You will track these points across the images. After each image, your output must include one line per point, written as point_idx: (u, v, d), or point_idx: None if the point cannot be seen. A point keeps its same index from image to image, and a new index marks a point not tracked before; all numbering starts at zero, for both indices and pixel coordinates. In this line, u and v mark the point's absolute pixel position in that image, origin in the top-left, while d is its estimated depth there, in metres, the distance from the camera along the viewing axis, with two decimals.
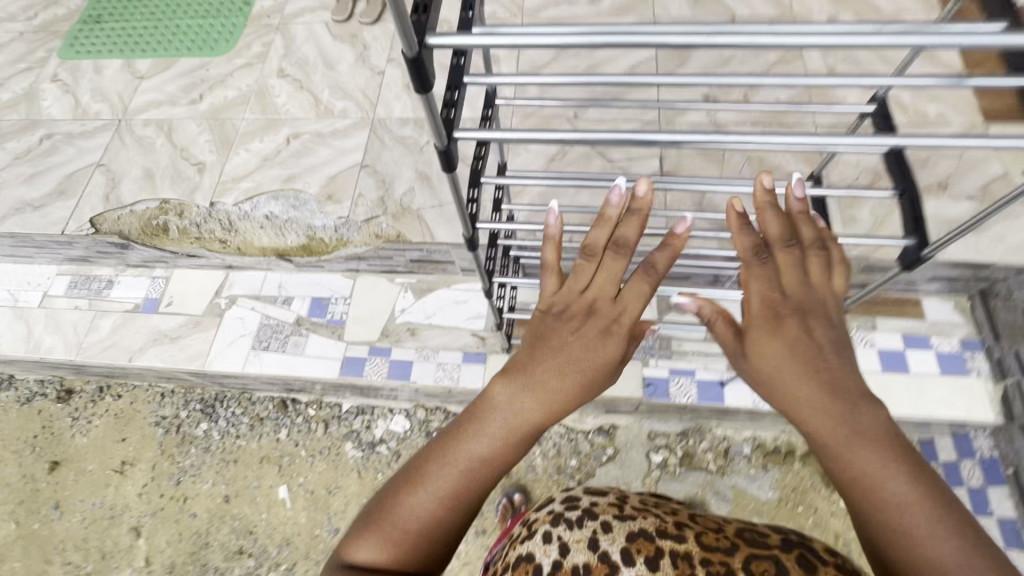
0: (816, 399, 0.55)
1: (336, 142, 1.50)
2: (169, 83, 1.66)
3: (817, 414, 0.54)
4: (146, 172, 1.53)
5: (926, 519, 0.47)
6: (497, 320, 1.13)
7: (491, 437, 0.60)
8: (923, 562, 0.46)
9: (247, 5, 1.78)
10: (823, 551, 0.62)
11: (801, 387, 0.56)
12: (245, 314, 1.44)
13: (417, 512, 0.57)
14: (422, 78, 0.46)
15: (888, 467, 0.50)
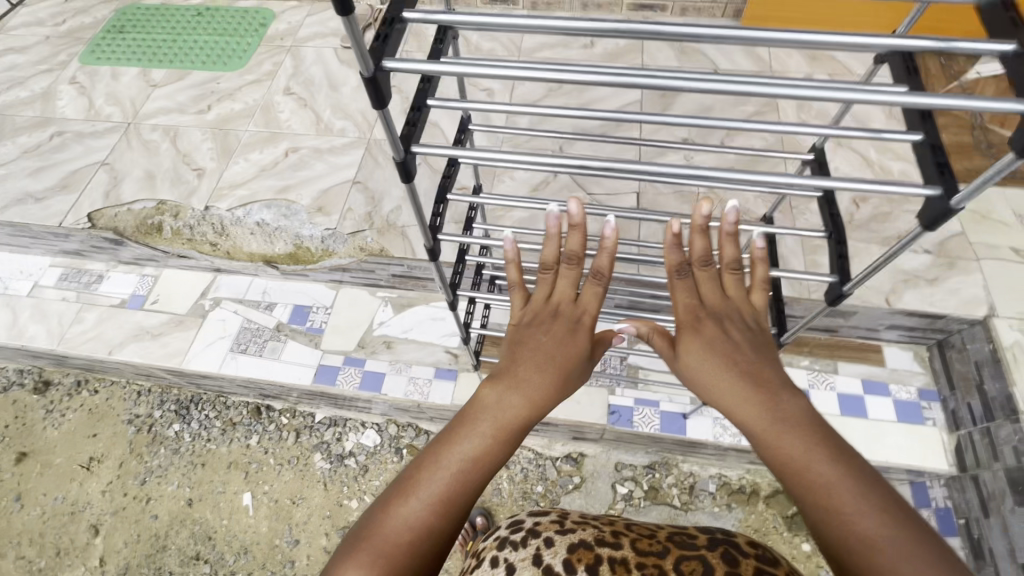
0: (743, 393, 0.60)
1: (333, 158, 1.57)
2: (181, 93, 1.75)
3: (747, 407, 0.58)
4: (148, 174, 1.60)
5: (851, 496, 0.49)
6: (466, 336, 1.16)
7: (481, 435, 0.60)
8: (853, 538, 0.47)
9: (263, 26, 1.89)
10: (747, 543, 0.62)
11: (728, 382, 0.61)
12: (228, 317, 1.47)
13: (405, 518, 0.54)
14: (378, 94, 0.52)
15: (813, 450, 0.53)
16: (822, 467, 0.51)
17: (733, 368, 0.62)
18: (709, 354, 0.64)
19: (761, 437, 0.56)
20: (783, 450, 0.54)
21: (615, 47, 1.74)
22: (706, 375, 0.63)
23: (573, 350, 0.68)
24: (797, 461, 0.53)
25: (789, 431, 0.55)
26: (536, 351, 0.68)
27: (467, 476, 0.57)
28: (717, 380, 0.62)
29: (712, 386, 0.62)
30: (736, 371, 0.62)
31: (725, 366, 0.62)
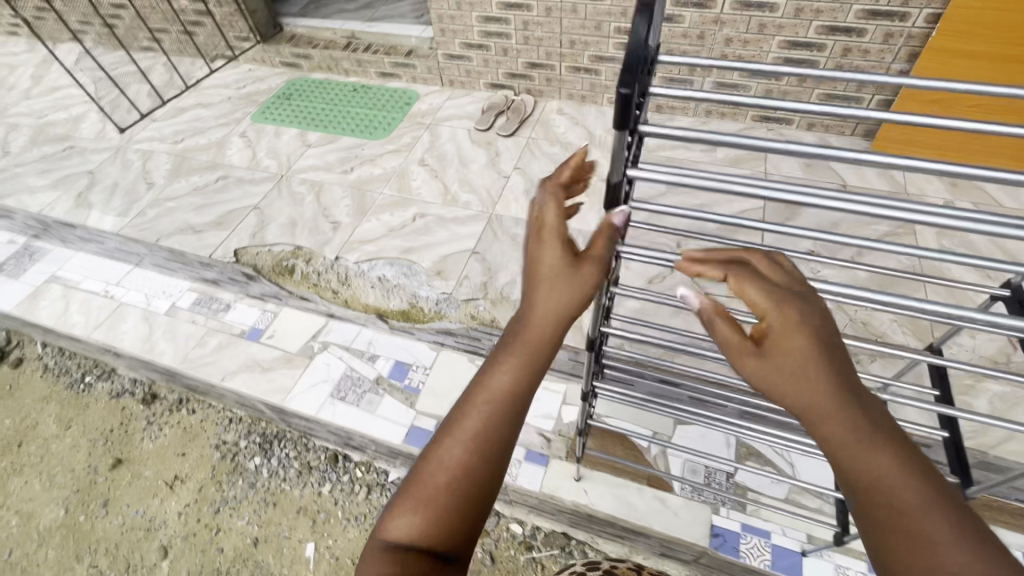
0: (820, 398, 0.46)
1: (456, 228, 1.66)
2: (330, 154, 1.96)
3: (823, 416, 0.46)
4: (290, 220, 1.76)
5: (937, 540, 0.42)
6: (580, 424, 1.18)
7: (516, 371, 0.54)
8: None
9: (408, 105, 2.11)
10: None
11: (809, 381, 0.47)
12: (333, 362, 1.53)
13: (447, 460, 0.52)
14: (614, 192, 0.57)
15: (897, 476, 0.44)
16: (903, 502, 0.44)
17: (820, 362, 0.47)
18: (790, 351, 0.47)
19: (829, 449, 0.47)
20: (857, 473, 0.45)
21: (737, 153, 1.77)
22: (779, 376, 0.48)
23: (563, 280, 0.53)
24: (873, 490, 0.45)
25: (869, 454, 0.45)
26: (546, 280, 0.54)
27: (501, 408, 0.53)
28: (795, 380, 0.47)
29: (777, 387, 0.48)
30: (821, 369, 0.47)
31: (806, 364, 0.47)
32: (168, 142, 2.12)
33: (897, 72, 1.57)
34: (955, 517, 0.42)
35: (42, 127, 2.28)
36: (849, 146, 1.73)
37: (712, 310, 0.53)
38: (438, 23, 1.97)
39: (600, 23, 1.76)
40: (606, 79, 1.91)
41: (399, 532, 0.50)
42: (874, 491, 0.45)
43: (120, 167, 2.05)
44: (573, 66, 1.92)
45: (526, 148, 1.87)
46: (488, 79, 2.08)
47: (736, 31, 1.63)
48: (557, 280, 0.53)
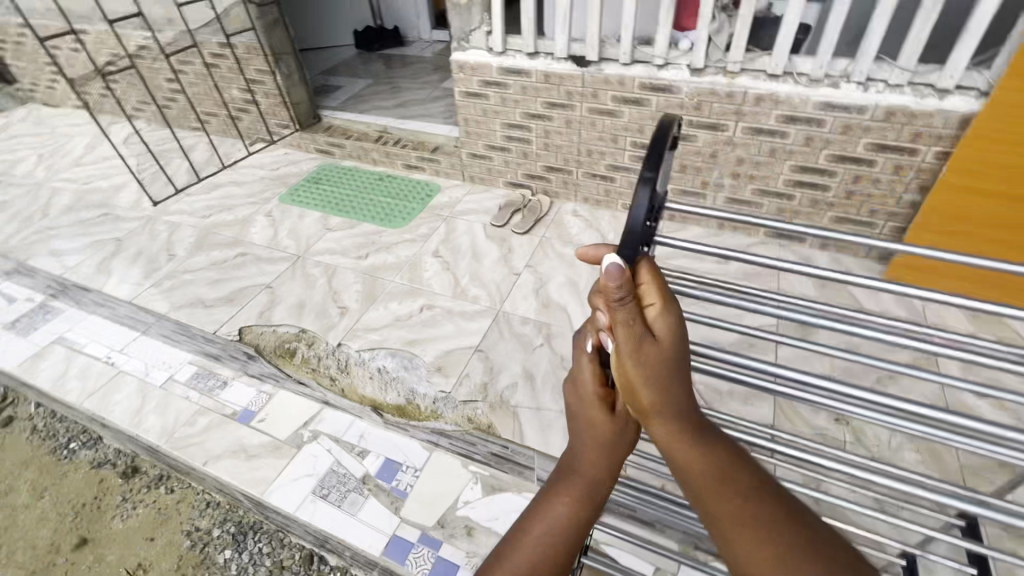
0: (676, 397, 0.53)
1: (462, 322, 1.65)
2: (349, 239, 2.01)
3: (671, 413, 0.52)
4: (300, 302, 1.78)
5: (767, 520, 0.47)
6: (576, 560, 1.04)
7: (567, 503, 0.57)
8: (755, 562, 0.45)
9: (429, 198, 2.20)
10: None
11: (670, 381, 0.53)
12: (320, 454, 1.45)
13: None
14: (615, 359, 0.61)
15: (725, 465, 0.51)
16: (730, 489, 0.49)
17: (676, 365, 0.54)
18: (672, 350, 0.53)
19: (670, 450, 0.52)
20: (695, 470, 0.51)
21: (749, 267, 1.76)
22: (656, 364, 0.52)
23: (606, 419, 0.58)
24: (711, 484, 0.50)
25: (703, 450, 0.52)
26: (592, 427, 0.58)
27: (557, 538, 0.55)
28: (661, 375, 0.52)
29: (651, 381, 0.51)
30: (676, 372, 0.53)
31: (672, 360, 0.53)
32: (197, 216, 2.21)
33: (909, 202, 1.59)
34: (776, 495, 0.49)
35: (83, 194, 2.41)
36: (863, 268, 1.72)
37: (625, 278, 0.50)
38: (464, 125, 2.10)
39: (617, 136, 1.85)
40: (620, 187, 1.98)
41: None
42: (713, 482, 0.50)
43: (147, 237, 2.13)
44: (589, 173, 2.00)
45: (539, 247, 1.90)
46: (507, 178, 2.17)
47: (748, 153, 1.69)
48: (604, 425, 0.57)
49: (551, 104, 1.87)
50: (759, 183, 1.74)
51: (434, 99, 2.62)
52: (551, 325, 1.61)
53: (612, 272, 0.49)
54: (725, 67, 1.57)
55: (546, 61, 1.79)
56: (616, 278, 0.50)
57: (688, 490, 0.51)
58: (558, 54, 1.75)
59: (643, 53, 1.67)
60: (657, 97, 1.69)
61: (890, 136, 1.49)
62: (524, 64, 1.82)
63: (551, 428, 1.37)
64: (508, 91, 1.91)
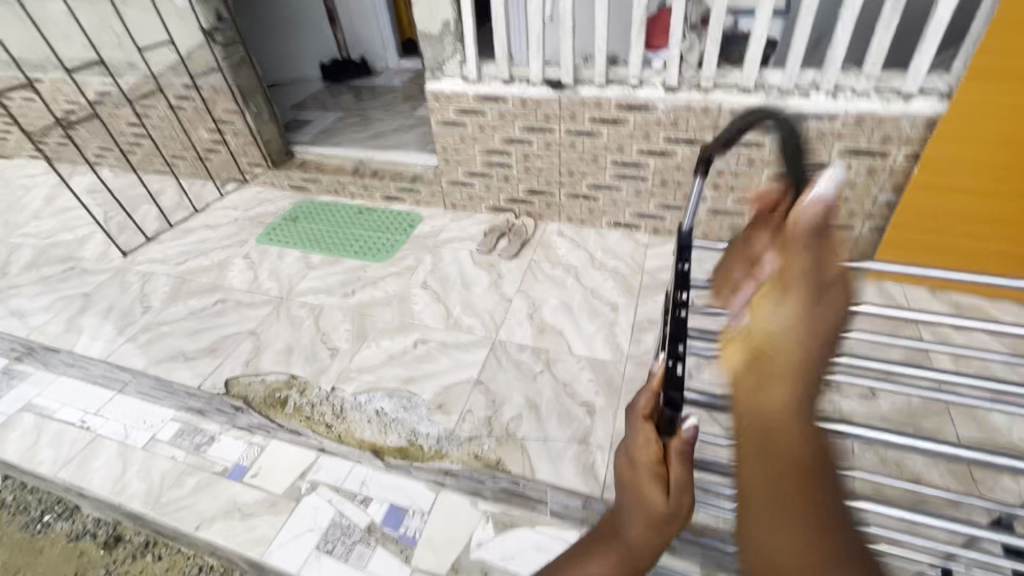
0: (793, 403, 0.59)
1: (458, 354, 1.61)
2: (333, 276, 1.96)
3: (791, 382, 0.61)
4: (287, 347, 1.71)
5: (831, 532, 0.48)
6: None
7: (606, 560, 0.61)
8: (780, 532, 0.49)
9: (411, 228, 2.17)
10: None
11: (791, 387, 0.60)
12: (321, 506, 1.36)
13: None
14: (670, 431, 0.67)
15: (800, 460, 0.54)
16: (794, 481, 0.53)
17: (814, 332, 0.65)
18: (798, 326, 0.65)
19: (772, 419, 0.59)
20: (778, 442, 0.56)
21: None
22: (796, 327, 0.64)
23: (659, 494, 0.62)
24: (781, 471, 0.54)
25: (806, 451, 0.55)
26: (639, 496, 0.63)
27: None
28: (797, 335, 0.65)
29: (791, 335, 0.64)
30: (815, 335, 0.65)
31: (807, 330, 0.65)
32: (171, 264, 2.13)
33: (885, 203, 1.64)
34: (828, 509, 0.50)
35: (45, 248, 2.30)
36: None
37: (820, 212, 0.68)
38: (443, 154, 2.09)
39: (597, 156, 1.86)
40: (604, 205, 1.99)
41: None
42: (774, 479, 0.53)
43: (118, 290, 2.03)
44: (572, 193, 2.01)
45: (529, 271, 1.89)
46: (490, 203, 2.17)
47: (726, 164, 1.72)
48: (651, 497, 0.62)
49: (529, 128, 1.88)
50: (740, 193, 1.78)
51: (408, 128, 2.62)
52: (549, 351, 1.59)
53: (808, 209, 0.68)
54: (699, 83, 1.61)
55: (521, 87, 1.80)
56: (824, 202, 0.66)
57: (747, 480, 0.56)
58: (533, 79, 1.76)
59: (617, 74, 1.69)
60: (634, 115, 1.72)
61: (862, 141, 1.53)
62: (500, 90, 1.83)
63: (561, 459, 1.33)
64: (485, 117, 1.91)
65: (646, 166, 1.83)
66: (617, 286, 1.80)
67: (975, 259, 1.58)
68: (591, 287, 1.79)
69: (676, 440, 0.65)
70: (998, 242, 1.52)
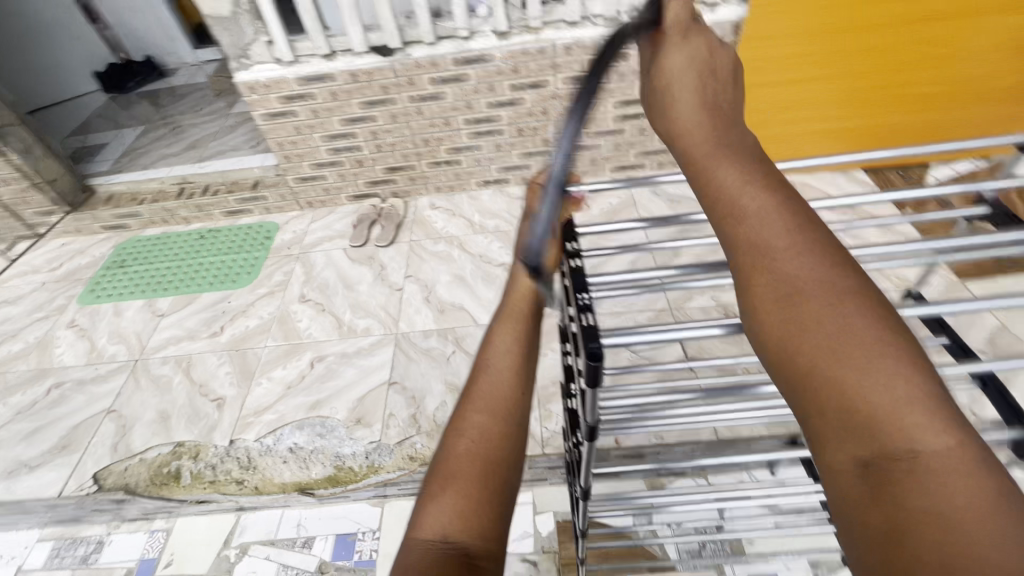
0: (750, 212, 0.41)
1: (362, 361, 1.50)
2: (193, 317, 1.71)
3: (742, 239, 0.41)
4: (161, 414, 1.46)
5: (824, 302, 0.35)
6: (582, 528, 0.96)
7: (509, 333, 0.58)
8: (798, 369, 0.34)
9: (269, 239, 1.95)
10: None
11: (751, 214, 0.41)
12: (258, 566, 1.23)
13: (468, 426, 0.51)
14: (595, 376, 0.48)
15: (796, 273, 0.37)
16: (788, 264, 0.38)
17: (724, 199, 0.44)
18: (719, 190, 0.44)
19: (727, 218, 0.42)
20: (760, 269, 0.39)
21: (611, 205, 1.85)
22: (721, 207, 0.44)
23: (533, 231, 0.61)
24: (777, 291, 0.37)
25: (797, 254, 0.38)
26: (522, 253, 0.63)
27: (516, 390, 0.54)
28: (720, 207, 0.44)
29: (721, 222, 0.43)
30: (739, 199, 0.42)
31: (718, 204, 0.44)
32: None
33: None
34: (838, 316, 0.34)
35: None
36: None
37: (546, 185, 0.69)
38: (280, 151, 1.86)
39: (448, 119, 1.78)
40: (468, 166, 1.94)
41: (430, 531, 0.44)
42: (780, 308, 0.36)
43: None
44: (433, 161, 1.92)
45: (411, 253, 1.80)
46: (349, 192, 2.00)
47: (573, 102, 1.75)
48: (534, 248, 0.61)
49: (369, 103, 1.74)
50: (593, 126, 1.83)
51: (232, 129, 2.30)
52: (454, 329, 1.55)
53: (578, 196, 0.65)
54: (528, 25, 1.58)
55: (346, 59, 1.64)
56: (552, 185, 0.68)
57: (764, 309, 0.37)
58: (357, 49, 1.61)
59: (445, 28, 1.60)
60: (473, 69, 1.66)
61: None
62: (324, 67, 1.65)
63: None
64: (317, 101, 1.72)
65: (499, 119, 1.79)
66: (503, 245, 1.78)
67: (804, 136, 1.78)
68: (479, 253, 1.76)
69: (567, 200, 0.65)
70: (818, 117, 1.73)
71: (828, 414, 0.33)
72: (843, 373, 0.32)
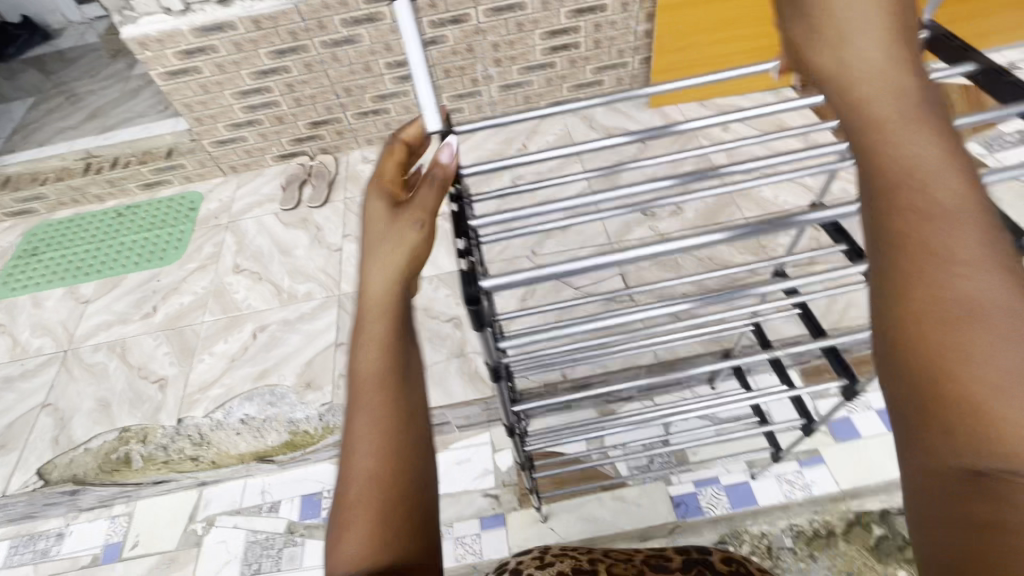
0: (909, 165, 0.36)
1: (307, 326, 1.47)
2: (121, 299, 1.62)
3: (895, 192, 0.36)
4: (100, 402, 1.41)
5: (984, 293, 0.32)
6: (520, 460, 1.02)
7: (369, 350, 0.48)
8: (939, 355, 0.32)
9: (194, 210, 1.84)
10: (720, 560, 0.63)
11: (917, 165, 0.36)
12: (228, 535, 1.26)
13: (357, 467, 0.44)
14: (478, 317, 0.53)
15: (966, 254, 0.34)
16: (962, 288, 0.33)
17: (881, 134, 0.38)
18: (875, 120, 0.38)
19: (883, 160, 0.37)
20: (917, 236, 0.35)
21: (547, 143, 1.81)
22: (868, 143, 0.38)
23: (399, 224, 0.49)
24: (934, 268, 0.34)
25: (969, 231, 0.34)
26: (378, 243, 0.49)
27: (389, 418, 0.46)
28: (870, 140, 0.38)
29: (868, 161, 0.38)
30: (900, 143, 0.37)
31: (869, 138, 0.38)
32: None
33: (644, 33, 1.73)
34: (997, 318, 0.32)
35: None
36: (632, 106, 1.88)
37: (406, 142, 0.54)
38: (189, 113, 1.72)
39: (368, 64, 1.68)
40: (397, 114, 1.85)
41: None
42: (934, 288, 0.33)
43: None
44: (359, 112, 1.82)
45: (347, 211, 1.74)
46: (274, 152, 1.89)
47: (499, 35, 1.67)
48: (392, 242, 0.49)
49: (278, 52, 1.61)
50: (522, 61, 1.76)
51: (135, 93, 2.10)
52: None
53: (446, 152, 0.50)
54: None
55: (244, 4, 1.50)
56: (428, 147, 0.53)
57: (910, 275, 0.34)
58: None
59: None
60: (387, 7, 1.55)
61: None
62: (221, 15, 1.50)
63: (448, 378, 1.40)
64: (220, 54, 1.58)
65: None
66: None
67: (733, 55, 1.77)
68: None
69: (434, 162, 0.51)
70: (745, 35, 1.71)
71: (959, 409, 0.31)
72: (1020, 418, 0.29)
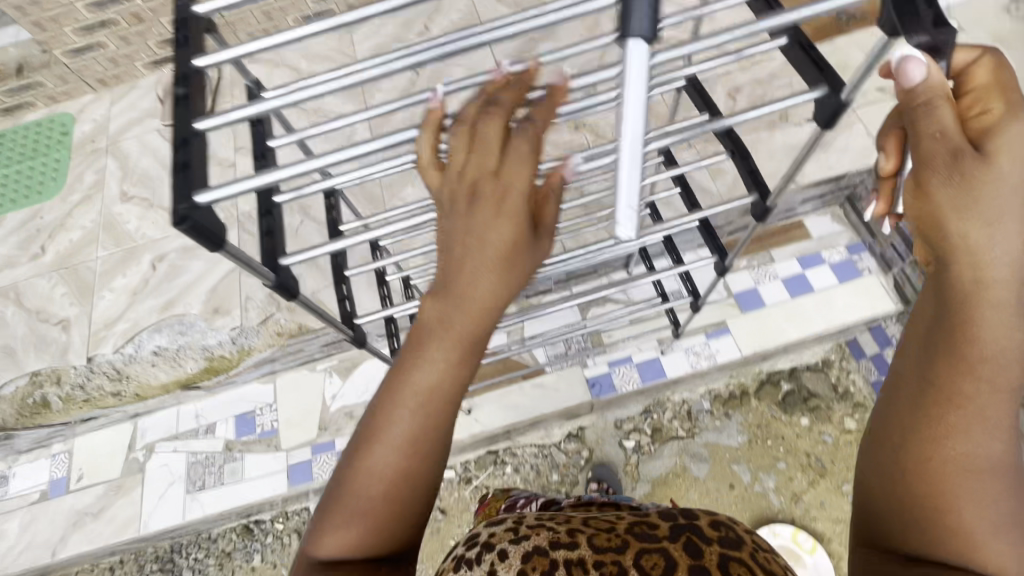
0: (985, 344, 0.46)
1: (207, 252, 1.40)
2: (5, 242, 1.51)
3: (962, 362, 0.46)
4: (4, 349, 1.36)
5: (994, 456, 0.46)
6: None
7: (410, 410, 0.55)
8: (953, 482, 0.45)
9: (66, 135, 1.65)
10: (706, 524, 0.50)
11: (989, 348, 0.46)
12: (169, 459, 1.30)
13: (378, 469, 0.55)
14: (201, 234, 0.55)
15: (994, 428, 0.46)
16: (977, 445, 0.46)
17: (966, 309, 0.46)
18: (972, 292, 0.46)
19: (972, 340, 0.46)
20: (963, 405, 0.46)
21: (451, 22, 1.61)
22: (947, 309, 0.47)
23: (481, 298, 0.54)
24: (969, 431, 0.46)
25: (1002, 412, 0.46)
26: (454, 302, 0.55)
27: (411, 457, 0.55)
28: (953, 305, 0.47)
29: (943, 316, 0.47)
30: (973, 320, 0.46)
31: (953, 308, 0.47)
32: None
33: None
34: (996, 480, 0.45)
35: None
36: None
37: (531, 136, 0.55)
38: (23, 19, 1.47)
39: None
40: None
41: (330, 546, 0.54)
42: (969, 443, 0.46)
43: None
44: None
45: None
46: (143, 58, 1.66)
47: None
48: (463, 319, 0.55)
49: None
50: None
51: None
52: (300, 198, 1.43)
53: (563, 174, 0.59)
54: None
55: None
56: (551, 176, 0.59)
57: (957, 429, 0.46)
58: None
59: None
60: None
61: None
62: None
63: None
64: None
65: None
66: None
67: None
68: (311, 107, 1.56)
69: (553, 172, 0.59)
70: None
71: (949, 521, 0.45)
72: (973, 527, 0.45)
